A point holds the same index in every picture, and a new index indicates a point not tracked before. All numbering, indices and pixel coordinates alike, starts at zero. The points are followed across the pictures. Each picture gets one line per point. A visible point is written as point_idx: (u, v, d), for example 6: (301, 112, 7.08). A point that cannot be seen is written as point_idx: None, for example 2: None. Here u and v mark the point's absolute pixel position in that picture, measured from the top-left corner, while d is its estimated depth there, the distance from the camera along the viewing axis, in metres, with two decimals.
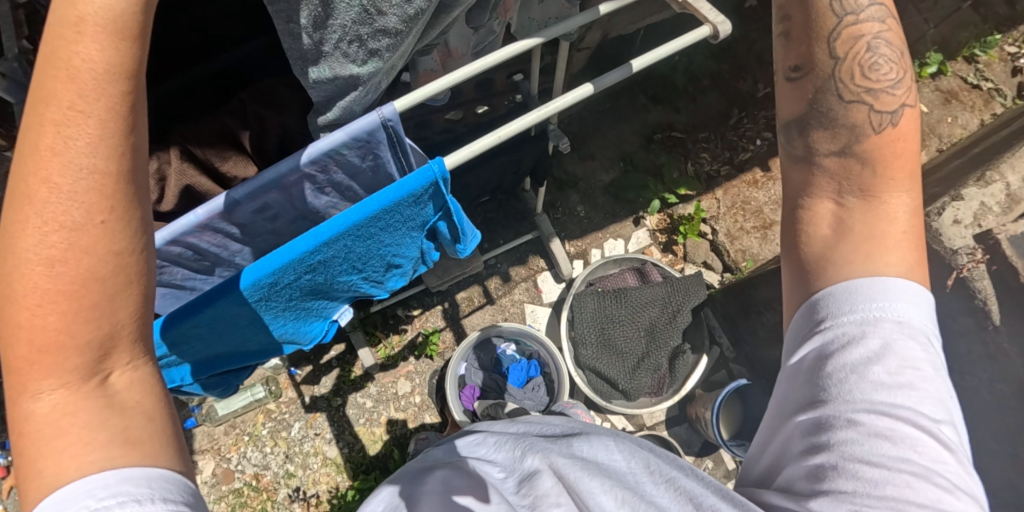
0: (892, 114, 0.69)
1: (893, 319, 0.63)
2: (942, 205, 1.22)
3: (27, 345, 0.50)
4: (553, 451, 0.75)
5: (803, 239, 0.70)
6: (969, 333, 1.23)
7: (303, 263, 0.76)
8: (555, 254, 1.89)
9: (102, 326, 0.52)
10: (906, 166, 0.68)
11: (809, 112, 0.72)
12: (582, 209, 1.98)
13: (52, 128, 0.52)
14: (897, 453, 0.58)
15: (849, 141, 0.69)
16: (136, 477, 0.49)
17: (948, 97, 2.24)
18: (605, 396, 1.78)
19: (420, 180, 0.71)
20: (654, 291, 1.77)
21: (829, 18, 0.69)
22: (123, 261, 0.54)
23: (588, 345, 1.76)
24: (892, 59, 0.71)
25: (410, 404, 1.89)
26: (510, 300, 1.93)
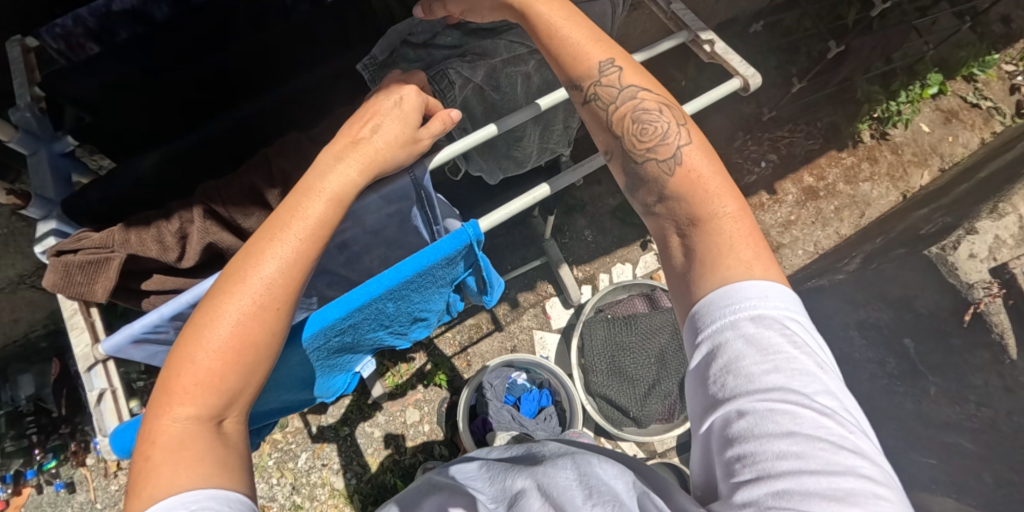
0: (672, 158, 0.77)
1: (750, 314, 0.65)
2: (958, 239, 1.28)
3: (193, 373, 0.66)
4: (540, 471, 0.77)
5: (666, 267, 0.75)
6: (985, 367, 1.25)
7: (337, 326, 0.86)
8: (564, 280, 1.92)
9: (236, 382, 0.68)
10: (710, 187, 0.73)
11: (630, 181, 0.81)
12: (589, 233, 2.03)
13: (271, 242, 0.71)
14: (780, 430, 0.60)
15: (660, 190, 0.77)
16: (222, 498, 0.61)
17: (949, 116, 2.25)
18: (616, 424, 1.78)
19: (456, 243, 0.82)
20: (663, 317, 1.83)
21: (602, 109, 0.82)
22: (271, 338, 0.70)
23: (598, 372, 1.81)
24: (656, 118, 0.80)
25: (419, 432, 1.88)
26: (519, 326, 1.95)
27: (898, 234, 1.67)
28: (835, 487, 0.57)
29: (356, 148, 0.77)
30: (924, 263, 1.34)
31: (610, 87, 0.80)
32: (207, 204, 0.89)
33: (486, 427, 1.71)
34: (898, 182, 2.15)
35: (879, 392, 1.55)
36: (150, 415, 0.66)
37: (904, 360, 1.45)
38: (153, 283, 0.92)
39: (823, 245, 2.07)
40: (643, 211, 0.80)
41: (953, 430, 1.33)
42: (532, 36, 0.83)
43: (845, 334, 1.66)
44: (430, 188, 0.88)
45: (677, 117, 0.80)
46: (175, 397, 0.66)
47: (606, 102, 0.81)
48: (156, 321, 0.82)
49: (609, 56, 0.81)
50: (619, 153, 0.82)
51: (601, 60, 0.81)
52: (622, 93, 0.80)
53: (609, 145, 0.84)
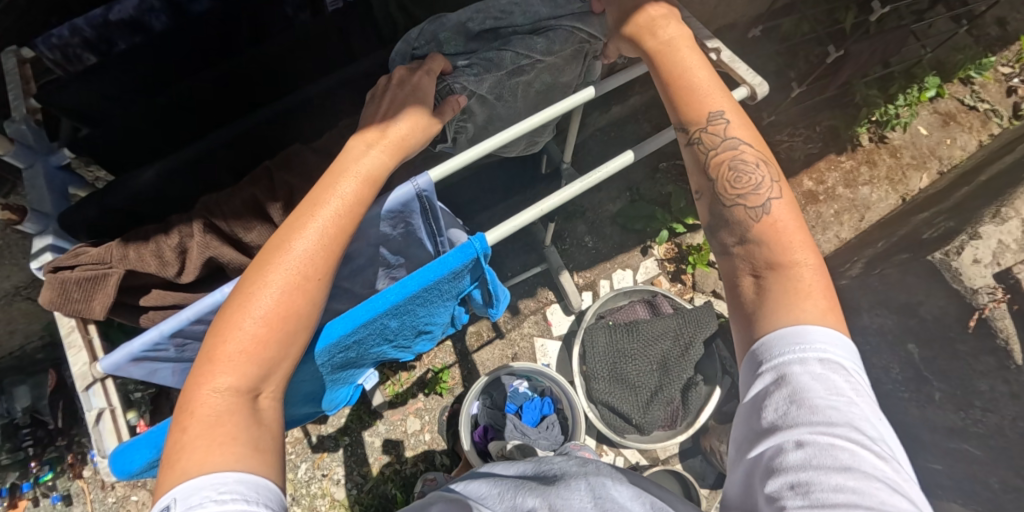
0: (762, 207, 0.84)
1: (818, 355, 0.73)
2: (961, 244, 1.28)
3: (237, 344, 0.73)
4: (552, 492, 0.76)
5: (734, 301, 0.82)
6: (990, 373, 1.24)
7: (343, 343, 0.88)
8: (565, 287, 1.92)
9: (272, 354, 0.75)
10: (792, 239, 0.81)
11: (712, 220, 0.88)
12: (590, 238, 2.04)
13: (310, 217, 0.77)
14: (838, 464, 0.66)
15: (742, 233, 0.83)
16: (247, 481, 0.67)
17: (947, 119, 2.25)
18: (619, 431, 1.80)
19: (462, 258, 0.84)
20: (665, 323, 1.82)
21: (700, 154, 0.87)
22: (306, 313, 0.77)
23: (600, 379, 1.80)
24: (754, 170, 0.86)
25: (420, 442, 1.87)
26: (519, 333, 1.96)
27: (900, 238, 1.67)
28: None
29: (385, 134, 0.83)
30: (927, 269, 1.33)
31: (715, 136, 0.86)
32: (208, 218, 0.90)
33: (486, 436, 1.73)
34: (897, 186, 2.14)
35: (882, 397, 1.55)
36: (191, 381, 0.72)
37: (908, 366, 1.44)
38: (151, 298, 0.93)
39: (824, 249, 2.07)
40: (721, 249, 0.86)
41: (959, 435, 1.33)
42: (658, 77, 0.89)
43: None
44: (435, 199, 0.87)
45: (772, 172, 0.86)
46: (217, 366, 0.72)
47: (709, 148, 0.87)
48: (156, 337, 0.82)
49: (721, 107, 0.87)
50: (709, 193, 0.88)
51: (713, 110, 0.87)
52: (725, 142, 0.86)
53: (699, 185, 0.90)
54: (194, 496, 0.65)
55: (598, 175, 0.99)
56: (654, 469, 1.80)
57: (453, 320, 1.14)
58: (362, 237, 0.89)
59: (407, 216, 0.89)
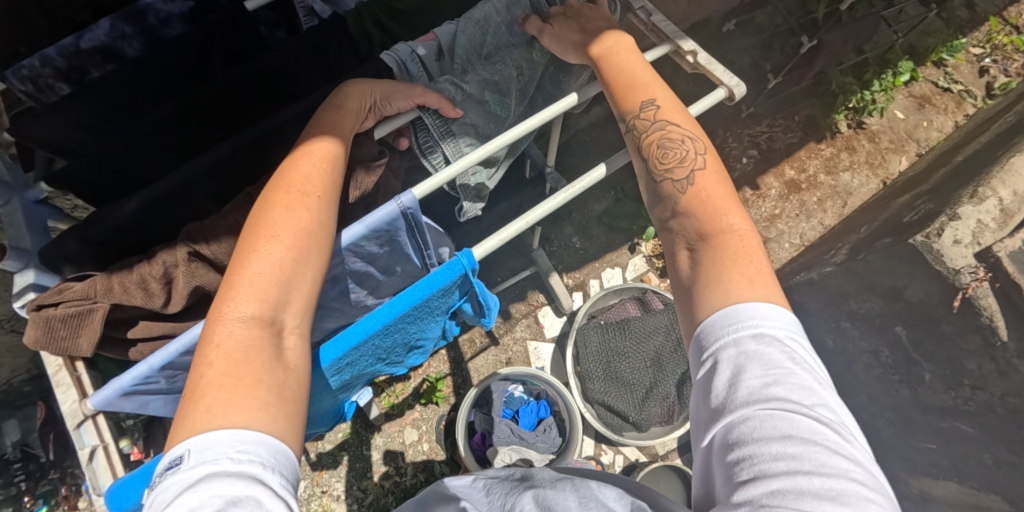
0: (686, 179, 0.88)
1: (752, 332, 0.74)
2: (941, 226, 1.30)
3: (260, 268, 0.75)
4: (542, 489, 0.77)
5: (676, 278, 0.85)
6: (977, 351, 1.27)
7: (335, 366, 0.87)
8: (554, 289, 1.99)
9: (294, 278, 0.77)
10: (713, 208, 0.85)
11: (649, 199, 0.92)
12: (577, 239, 2.11)
13: (302, 149, 0.85)
14: (778, 433, 0.66)
15: (670, 207, 0.88)
16: (265, 445, 0.65)
17: (922, 102, 2.28)
18: (617, 430, 1.87)
19: (450, 274, 0.84)
20: (656, 320, 1.93)
21: (636, 135, 0.93)
22: (322, 233, 0.81)
23: (595, 379, 1.90)
24: (681, 146, 0.90)
25: (418, 452, 1.89)
26: (513, 338, 2.01)
27: (883, 222, 1.68)
28: (828, 487, 0.63)
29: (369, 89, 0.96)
30: (909, 252, 1.35)
31: (645, 121, 0.93)
32: (191, 245, 0.90)
33: (485, 442, 1.77)
34: (877, 170, 2.17)
35: (873, 383, 1.57)
36: (212, 316, 0.73)
37: (898, 349, 1.46)
38: (138, 330, 0.92)
39: (809, 236, 2.09)
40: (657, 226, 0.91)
41: (951, 414, 1.35)
42: (600, 79, 0.99)
43: (837, 325, 1.68)
44: (419, 215, 0.87)
45: (699, 145, 0.91)
46: (240, 295, 0.74)
47: (637, 131, 0.93)
48: (145, 372, 0.81)
49: (652, 96, 0.94)
50: (644, 174, 0.94)
51: (643, 99, 0.94)
52: (654, 125, 0.92)
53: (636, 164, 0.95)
54: (210, 450, 0.63)
55: (576, 188, 1.00)
56: (653, 465, 1.85)
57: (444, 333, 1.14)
58: (350, 256, 0.90)
59: (393, 236, 0.89)
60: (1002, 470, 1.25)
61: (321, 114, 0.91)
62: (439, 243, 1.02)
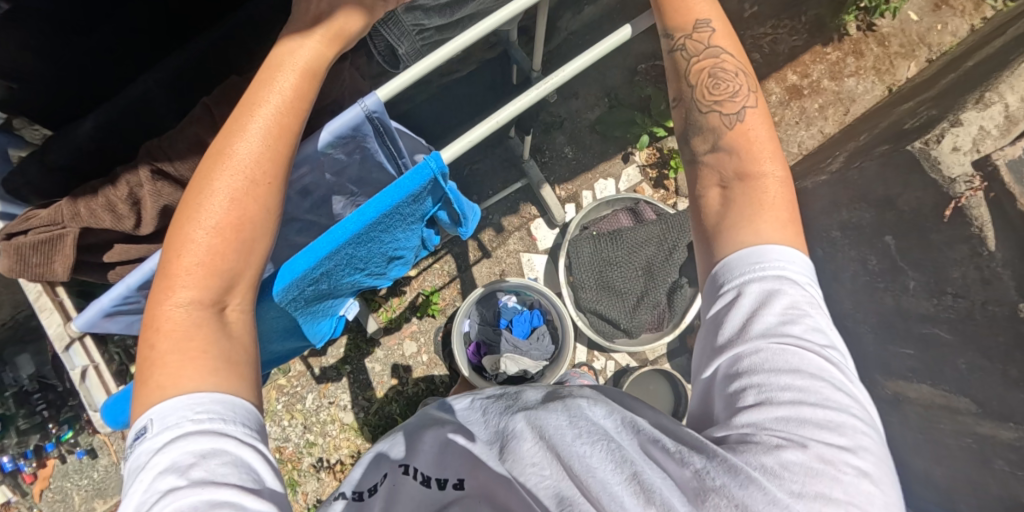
0: (735, 114, 0.88)
1: (777, 271, 0.75)
2: (941, 132, 1.28)
3: (193, 256, 0.72)
4: (535, 411, 0.76)
5: (704, 213, 0.85)
6: (963, 260, 1.28)
7: (309, 276, 0.88)
8: (546, 200, 1.99)
9: (231, 261, 0.74)
10: (760, 147, 0.85)
11: (687, 129, 0.92)
12: (570, 149, 2.08)
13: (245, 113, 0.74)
14: (788, 366, 0.69)
15: (714, 140, 0.88)
16: (222, 401, 0.67)
17: (939, 3, 2.14)
18: (609, 336, 2.00)
19: (419, 178, 0.81)
20: (649, 230, 1.97)
21: (682, 61, 0.91)
22: (261, 212, 0.76)
23: (587, 288, 1.98)
24: (733, 79, 0.90)
25: (419, 361, 2.06)
26: (505, 250, 2.08)
27: (882, 130, 1.64)
28: (829, 418, 0.66)
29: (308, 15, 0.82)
30: (905, 159, 1.35)
31: (698, 43, 0.90)
32: (155, 164, 0.88)
33: (479, 352, 1.84)
34: (884, 76, 2.09)
35: (856, 293, 1.61)
36: (154, 299, 0.72)
37: (885, 257, 1.48)
38: (115, 254, 0.93)
39: (807, 145, 2.07)
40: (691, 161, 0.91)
41: (931, 321, 1.40)
42: None
43: (827, 235, 1.67)
44: (387, 119, 0.84)
45: (750, 82, 0.90)
46: (177, 281, 0.72)
47: (688, 57, 0.91)
48: (124, 292, 0.81)
49: (708, 15, 0.89)
50: (687, 104, 0.92)
51: (700, 17, 0.89)
52: (706, 50, 0.90)
53: (679, 94, 0.94)
54: (171, 416, 0.65)
55: (559, 78, 0.93)
56: (643, 370, 2.07)
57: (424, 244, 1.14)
58: (317, 165, 0.88)
59: (363, 142, 0.87)
60: (972, 373, 1.34)
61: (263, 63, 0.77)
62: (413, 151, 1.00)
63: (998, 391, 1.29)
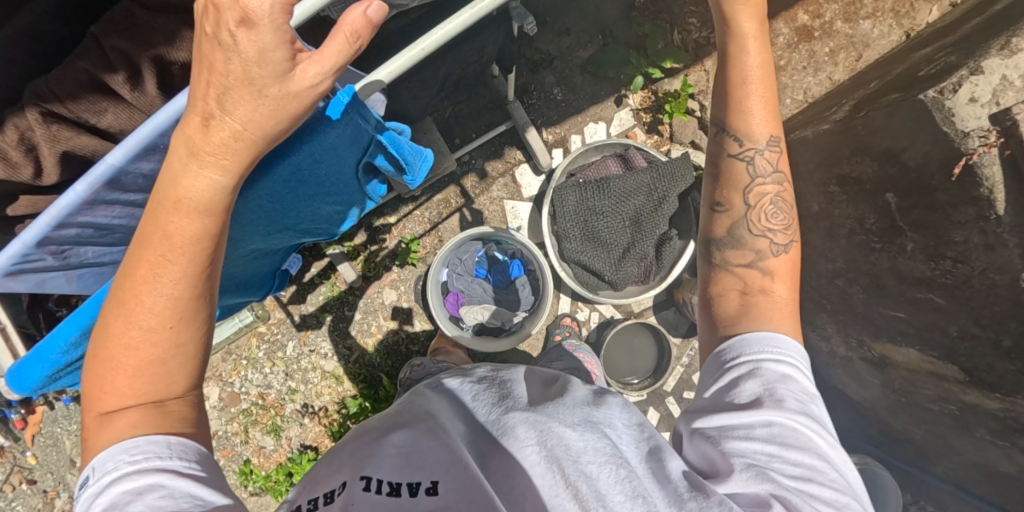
0: (785, 244, 1.07)
1: (788, 361, 0.90)
2: (960, 81, 1.18)
3: (116, 376, 0.80)
4: (532, 414, 0.85)
5: (720, 306, 1.01)
6: (967, 223, 1.19)
7: (230, 212, 0.95)
8: (532, 145, 1.91)
9: (147, 366, 0.81)
10: (790, 274, 1.04)
11: (726, 236, 1.07)
12: (559, 91, 1.99)
13: (148, 265, 0.78)
14: (799, 442, 0.83)
15: (753, 259, 1.05)
16: (138, 445, 0.76)
17: None
18: (593, 288, 1.95)
19: (333, 114, 0.86)
20: (639, 178, 1.87)
21: (744, 178, 1.07)
22: (165, 335, 0.81)
23: (572, 239, 1.89)
24: (784, 210, 1.07)
25: (398, 311, 2.05)
26: (488, 197, 2.01)
27: (894, 78, 1.52)
28: (834, 492, 0.80)
29: (207, 129, 0.72)
30: (917, 111, 1.25)
31: (767, 161, 1.05)
32: (45, 109, 0.99)
33: (458, 302, 1.79)
34: (902, 19, 1.92)
35: (847, 254, 1.55)
36: (91, 399, 0.81)
37: (884, 216, 1.38)
38: (22, 205, 1.06)
39: (813, 92, 1.96)
40: (719, 261, 1.07)
41: (926, 286, 1.32)
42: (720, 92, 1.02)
43: (825, 189, 1.57)
44: None
45: (791, 221, 1.08)
46: (105, 390, 0.81)
47: (756, 171, 1.06)
48: (25, 249, 0.88)
49: (773, 134, 1.04)
50: (737, 214, 1.07)
51: (764, 135, 1.03)
52: (770, 176, 1.07)
53: (729, 201, 1.09)
54: (110, 460, 0.76)
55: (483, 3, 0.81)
56: (628, 323, 2.05)
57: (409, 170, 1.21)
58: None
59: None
60: (964, 340, 1.27)
61: (162, 189, 0.77)
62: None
63: (989, 361, 1.25)
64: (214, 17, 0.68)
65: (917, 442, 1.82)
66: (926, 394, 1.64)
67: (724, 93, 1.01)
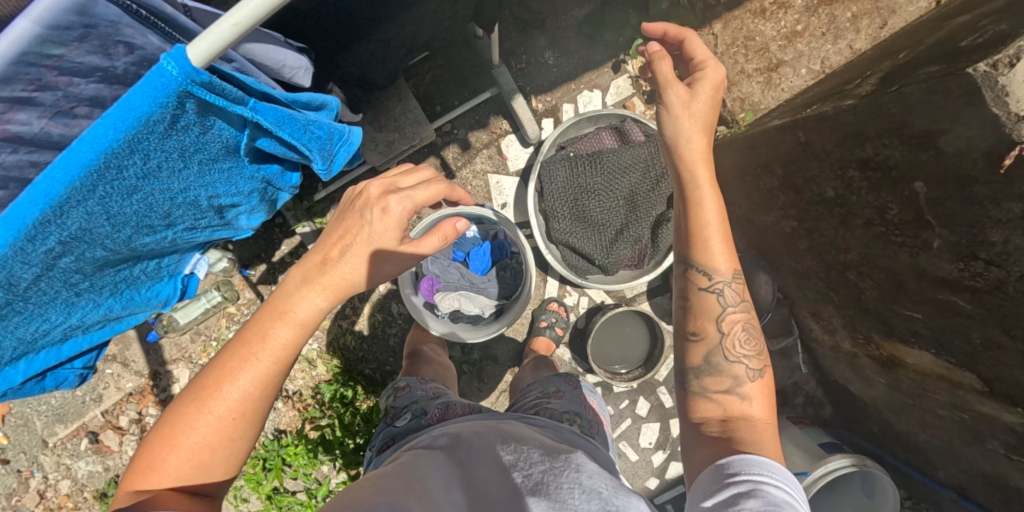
0: (758, 370, 1.14)
1: (789, 497, 0.89)
2: (1018, 51, 1.00)
3: (185, 451, 0.90)
4: (546, 497, 0.84)
5: (700, 433, 1.06)
6: (1006, 222, 1.05)
7: (78, 196, 0.87)
8: (519, 114, 1.74)
9: (213, 439, 0.91)
10: (766, 402, 1.11)
11: (704, 365, 1.13)
12: (550, 55, 1.86)
13: (235, 362, 0.94)
14: None
15: (730, 385, 1.11)
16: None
17: None
18: (582, 272, 1.80)
19: (165, 83, 0.78)
20: (635, 152, 1.72)
21: (717, 307, 1.14)
22: (239, 419, 0.93)
23: (560, 217, 1.75)
24: (751, 341, 1.16)
25: (375, 293, 1.96)
26: (471, 171, 1.84)
27: (929, 47, 1.34)
28: None
29: (324, 274, 1.01)
30: (959, 87, 1.08)
31: (735, 289, 1.14)
32: None
33: (433, 287, 1.64)
34: None
35: (863, 245, 1.43)
36: (145, 464, 0.89)
37: (908, 207, 1.23)
38: None
39: (833, 62, 1.79)
40: (699, 388, 1.12)
41: (948, 287, 1.23)
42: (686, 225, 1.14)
43: (842, 173, 1.38)
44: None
45: (760, 347, 1.16)
46: (165, 460, 0.90)
47: (726, 301, 1.14)
48: None
49: (733, 265, 1.14)
50: (712, 343, 1.14)
51: (727, 267, 1.13)
52: (738, 299, 1.15)
53: (704, 330, 1.15)
54: None
55: None
56: (619, 309, 1.90)
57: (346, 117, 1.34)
58: (49, 69, 0.81)
59: (107, 33, 0.81)
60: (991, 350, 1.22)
61: (278, 300, 0.99)
62: (231, 60, 0.98)
63: None
64: (365, 202, 1.05)
65: (926, 444, 1.71)
66: (938, 400, 1.51)
67: (688, 227, 1.14)
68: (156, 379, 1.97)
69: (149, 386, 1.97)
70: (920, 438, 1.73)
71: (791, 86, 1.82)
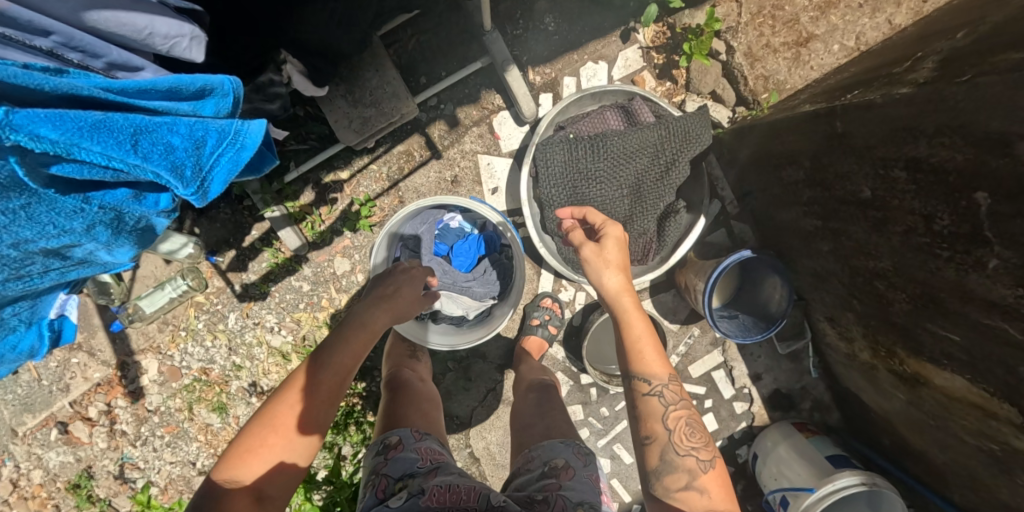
0: (709, 460, 1.12)
1: None
2: None
3: (287, 421, 1.08)
4: None
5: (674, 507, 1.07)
6: None
7: None
8: (513, 89, 1.56)
9: (309, 416, 1.10)
10: (728, 498, 1.08)
11: (660, 464, 1.12)
12: (551, 20, 1.67)
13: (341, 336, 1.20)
14: None
15: (686, 481, 1.10)
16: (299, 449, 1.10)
17: None
18: (579, 268, 1.63)
19: None
20: (644, 136, 1.51)
21: (659, 406, 1.15)
22: (325, 406, 1.12)
23: (557, 208, 1.56)
24: (699, 440, 1.13)
25: (352, 282, 1.76)
26: (458, 151, 1.69)
27: (992, 25, 1.15)
28: None
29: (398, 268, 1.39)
30: None
31: (673, 390, 1.17)
32: None
33: None
34: None
35: (897, 255, 1.26)
36: (252, 438, 1.06)
37: (965, 220, 1.06)
38: None
39: (868, 38, 1.59)
40: (660, 490, 1.11)
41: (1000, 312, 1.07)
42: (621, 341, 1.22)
43: (885, 172, 1.20)
44: None
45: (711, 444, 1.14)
46: (271, 434, 1.06)
47: (666, 401, 1.15)
48: None
49: (667, 371, 1.18)
50: (662, 442, 1.13)
51: (661, 371, 1.18)
52: (678, 398, 1.16)
53: (654, 432, 1.15)
54: None
55: None
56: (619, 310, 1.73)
57: (235, 104, 1.02)
58: None
59: None
60: None
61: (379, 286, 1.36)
62: (48, 33, 0.81)
63: None
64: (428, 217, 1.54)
65: (943, 465, 1.58)
66: (965, 425, 1.37)
67: (625, 344, 1.21)
68: (123, 370, 1.79)
69: (115, 377, 1.79)
70: (937, 458, 1.60)
71: (821, 64, 1.62)
